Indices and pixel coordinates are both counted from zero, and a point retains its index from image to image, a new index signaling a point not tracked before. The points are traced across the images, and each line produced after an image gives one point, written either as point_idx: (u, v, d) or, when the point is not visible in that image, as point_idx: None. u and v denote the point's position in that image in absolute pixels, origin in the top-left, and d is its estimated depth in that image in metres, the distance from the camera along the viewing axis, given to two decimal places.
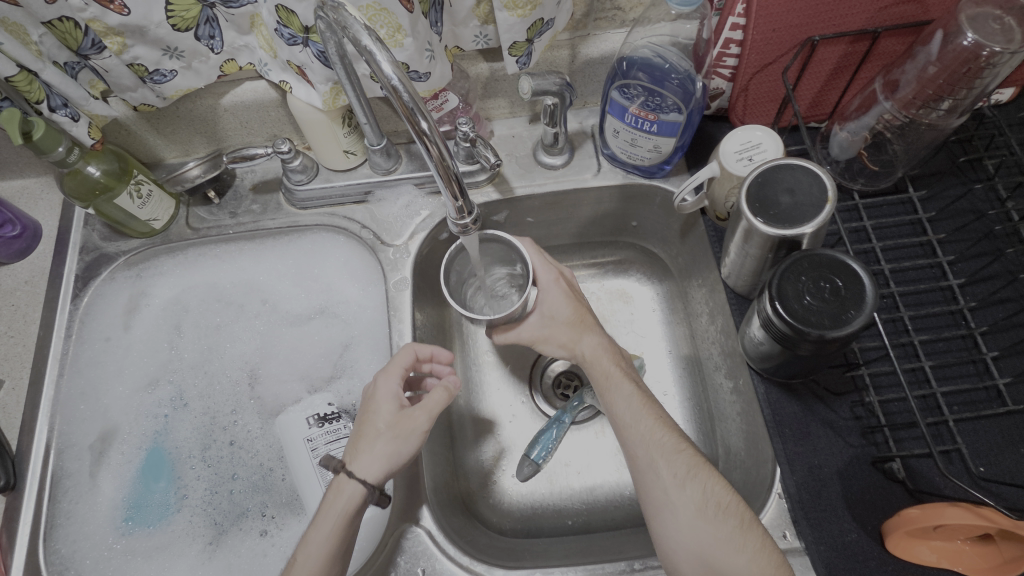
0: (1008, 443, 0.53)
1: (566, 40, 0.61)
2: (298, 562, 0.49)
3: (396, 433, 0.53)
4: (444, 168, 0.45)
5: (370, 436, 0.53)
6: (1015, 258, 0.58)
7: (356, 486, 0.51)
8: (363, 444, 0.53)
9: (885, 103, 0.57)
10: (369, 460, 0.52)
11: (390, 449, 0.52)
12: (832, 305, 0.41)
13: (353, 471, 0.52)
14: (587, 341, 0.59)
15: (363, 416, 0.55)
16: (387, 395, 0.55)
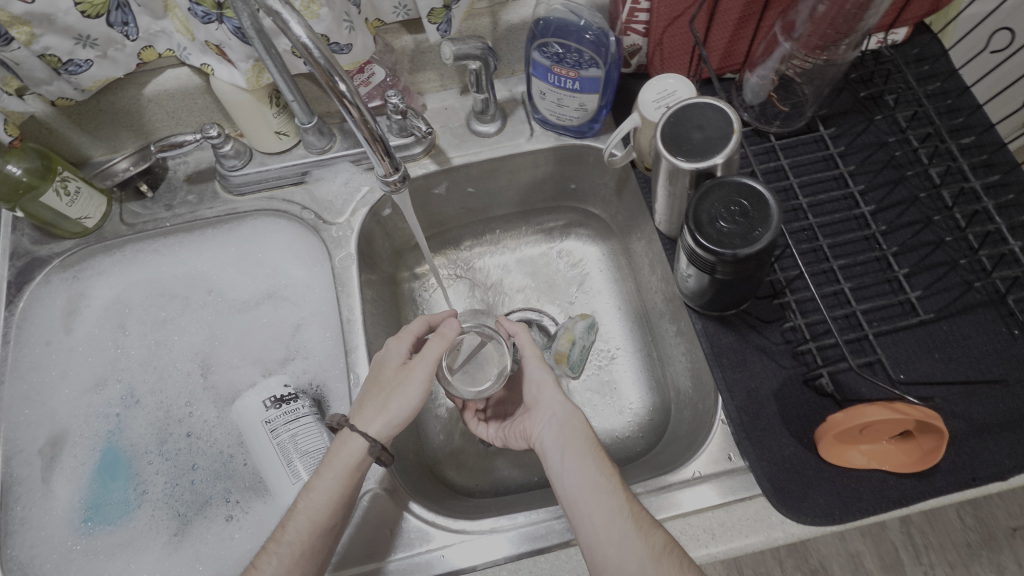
0: (923, 350, 0.57)
1: (485, 7, 0.63)
2: (301, 506, 0.51)
3: (401, 380, 0.55)
4: (369, 131, 0.47)
5: (375, 393, 0.55)
6: (918, 181, 0.63)
7: (357, 439, 0.52)
8: (370, 399, 0.55)
9: (787, 44, 0.61)
10: (371, 413, 0.54)
11: (393, 398, 0.54)
12: (743, 226, 0.45)
13: (356, 424, 0.53)
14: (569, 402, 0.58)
15: (371, 377, 0.57)
16: (394, 356, 0.58)
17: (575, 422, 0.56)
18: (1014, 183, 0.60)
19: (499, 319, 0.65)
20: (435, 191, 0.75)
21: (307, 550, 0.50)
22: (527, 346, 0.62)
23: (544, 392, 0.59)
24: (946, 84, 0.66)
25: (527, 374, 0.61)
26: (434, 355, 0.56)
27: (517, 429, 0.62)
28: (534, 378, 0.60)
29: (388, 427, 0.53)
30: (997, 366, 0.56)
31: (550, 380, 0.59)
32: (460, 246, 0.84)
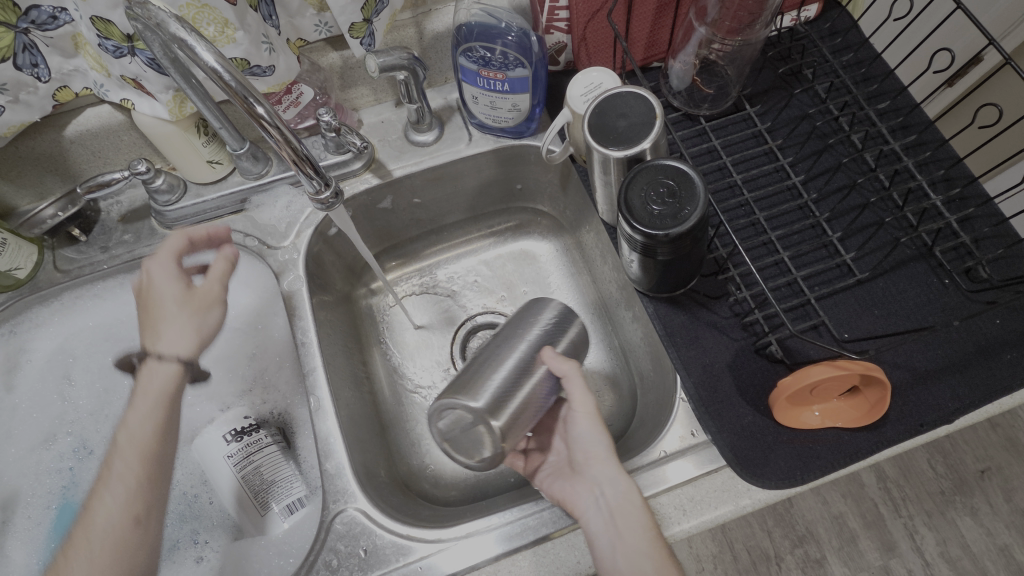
0: (863, 308, 0.59)
1: (409, 18, 0.63)
2: (123, 442, 0.50)
3: (193, 297, 0.55)
4: (293, 151, 0.47)
5: (162, 317, 0.54)
6: (842, 148, 0.66)
7: (161, 367, 0.52)
8: (152, 326, 0.54)
9: (702, 29, 0.63)
10: (168, 334, 0.54)
11: (179, 318, 0.54)
12: (672, 205, 0.47)
13: (156, 351, 0.53)
14: (623, 483, 0.52)
15: (147, 302, 0.55)
16: (165, 276, 0.55)
17: (627, 508, 0.51)
18: (929, 141, 0.64)
19: (542, 360, 0.54)
20: (381, 206, 0.75)
21: (142, 476, 0.49)
22: (579, 403, 0.54)
23: (593, 464, 0.54)
24: (858, 54, 0.69)
25: (579, 437, 0.55)
26: (219, 272, 0.56)
27: (556, 489, 0.56)
28: (586, 445, 0.54)
29: (191, 343, 0.54)
30: (933, 314, 0.58)
31: (603, 451, 0.53)
32: (415, 258, 0.84)
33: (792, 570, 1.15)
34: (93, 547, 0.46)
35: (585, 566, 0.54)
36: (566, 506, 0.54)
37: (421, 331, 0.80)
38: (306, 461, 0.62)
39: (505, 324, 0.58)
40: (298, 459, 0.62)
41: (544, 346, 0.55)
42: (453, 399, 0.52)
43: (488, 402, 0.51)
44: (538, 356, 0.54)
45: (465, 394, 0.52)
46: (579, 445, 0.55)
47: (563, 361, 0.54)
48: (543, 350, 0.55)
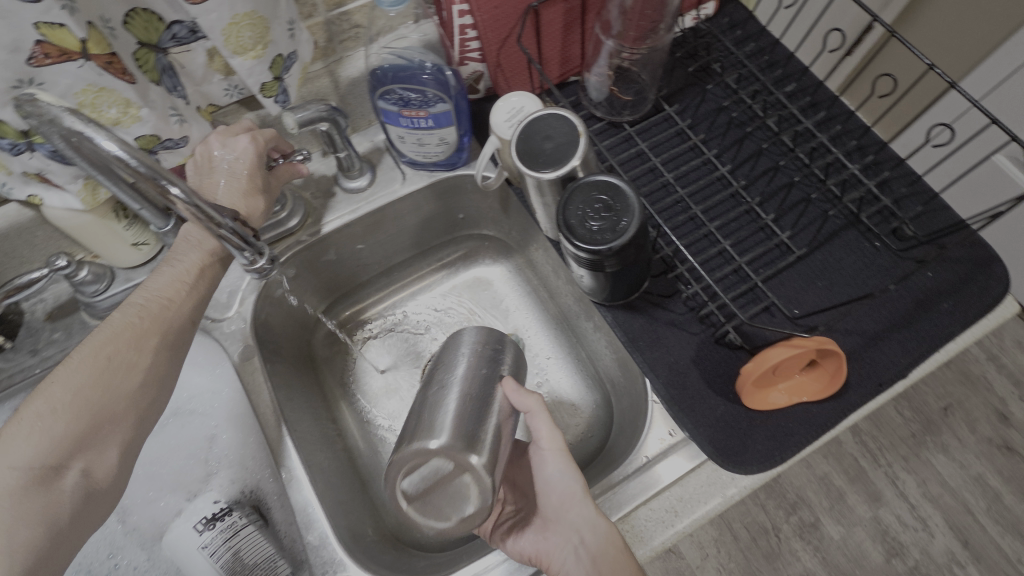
0: (806, 283, 0.62)
1: (322, 68, 0.63)
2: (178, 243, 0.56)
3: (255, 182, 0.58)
4: (212, 226, 0.47)
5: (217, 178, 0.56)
6: (761, 133, 0.69)
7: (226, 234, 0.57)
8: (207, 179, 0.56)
9: (610, 41, 0.65)
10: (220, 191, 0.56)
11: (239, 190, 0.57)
12: (609, 218, 0.47)
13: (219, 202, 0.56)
14: (600, 522, 0.50)
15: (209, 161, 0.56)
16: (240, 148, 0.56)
17: (608, 552, 0.49)
18: (838, 116, 0.67)
19: (504, 391, 0.53)
20: (325, 258, 0.73)
21: (196, 278, 0.55)
22: (547, 439, 0.53)
23: (570, 506, 0.52)
24: (760, 43, 0.73)
25: (552, 480, 0.53)
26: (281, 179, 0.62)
27: (530, 542, 0.53)
28: (559, 487, 0.53)
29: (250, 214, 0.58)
30: (871, 278, 0.61)
31: (579, 492, 0.52)
32: (369, 303, 0.83)
33: (790, 538, 1.18)
34: (143, 335, 0.50)
35: None
36: (542, 561, 0.52)
37: (387, 377, 0.78)
38: (287, 536, 0.59)
39: (449, 359, 0.56)
40: (279, 535, 0.59)
41: (505, 376, 0.54)
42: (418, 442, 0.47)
43: (455, 435, 0.47)
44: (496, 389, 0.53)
45: (427, 433, 0.48)
46: (552, 488, 0.53)
47: (526, 396, 0.53)
48: (505, 380, 0.54)
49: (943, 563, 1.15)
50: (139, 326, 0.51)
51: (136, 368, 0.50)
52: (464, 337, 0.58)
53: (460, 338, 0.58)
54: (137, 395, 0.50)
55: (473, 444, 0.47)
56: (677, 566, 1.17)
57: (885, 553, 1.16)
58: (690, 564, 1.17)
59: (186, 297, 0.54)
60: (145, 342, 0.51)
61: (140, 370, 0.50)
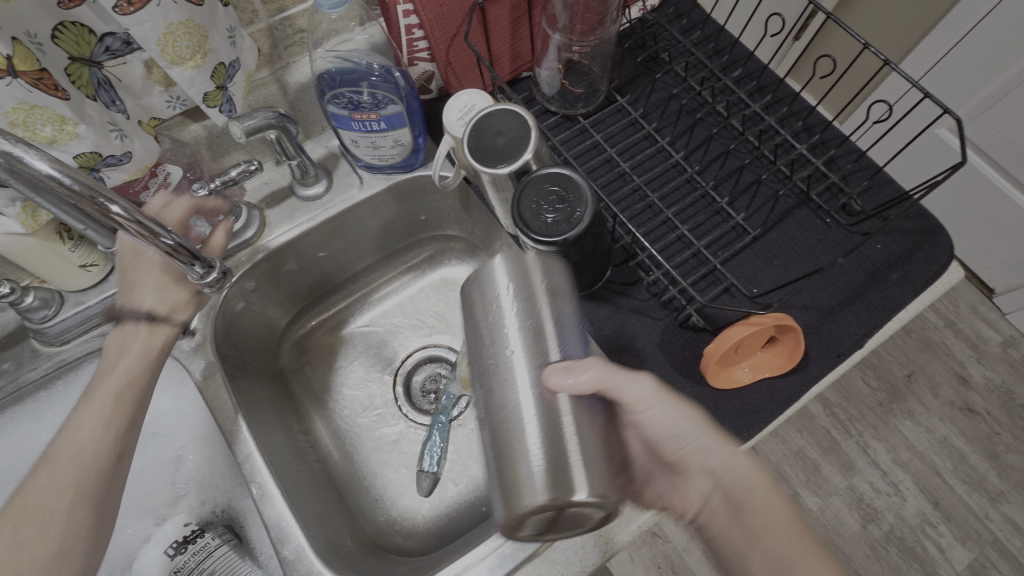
0: (763, 262, 0.63)
1: (268, 75, 0.62)
2: (105, 378, 0.52)
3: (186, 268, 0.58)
4: (159, 242, 0.47)
5: (143, 278, 0.56)
6: (712, 119, 0.70)
7: (164, 329, 0.56)
8: (129, 281, 0.56)
9: (557, 36, 0.65)
10: (150, 295, 0.56)
11: (162, 285, 0.56)
12: (564, 209, 0.48)
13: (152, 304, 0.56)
14: (725, 453, 0.46)
15: (129, 258, 0.55)
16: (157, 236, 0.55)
17: (745, 489, 0.45)
18: (783, 98, 0.69)
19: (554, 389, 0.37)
20: (285, 268, 0.72)
21: (121, 415, 0.50)
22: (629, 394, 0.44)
23: (691, 453, 0.47)
24: (706, 31, 0.74)
25: (656, 424, 0.47)
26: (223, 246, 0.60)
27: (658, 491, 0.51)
28: (670, 429, 0.47)
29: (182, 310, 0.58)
30: (823, 254, 0.63)
31: (693, 432, 0.47)
32: (337, 310, 0.82)
33: None
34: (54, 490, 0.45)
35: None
36: (675, 507, 0.49)
37: (359, 384, 0.77)
38: (264, 553, 0.57)
39: (495, 373, 0.39)
40: (255, 553, 0.58)
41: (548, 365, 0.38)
42: (522, 506, 0.36)
43: (552, 487, 0.35)
44: (557, 411, 0.37)
45: (519, 489, 0.36)
46: (661, 432, 0.47)
47: (582, 376, 0.38)
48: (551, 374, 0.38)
49: (915, 525, 1.19)
50: (51, 482, 0.45)
51: (47, 534, 0.43)
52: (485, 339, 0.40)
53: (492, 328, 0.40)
54: (52, 563, 0.43)
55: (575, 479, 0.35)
56: (663, 550, 1.19)
57: (861, 520, 1.20)
58: (677, 547, 1.19)
59: (107, 434, 0.48)
60: (56, 502, 0.45)
61: (50, 537, 0.43)
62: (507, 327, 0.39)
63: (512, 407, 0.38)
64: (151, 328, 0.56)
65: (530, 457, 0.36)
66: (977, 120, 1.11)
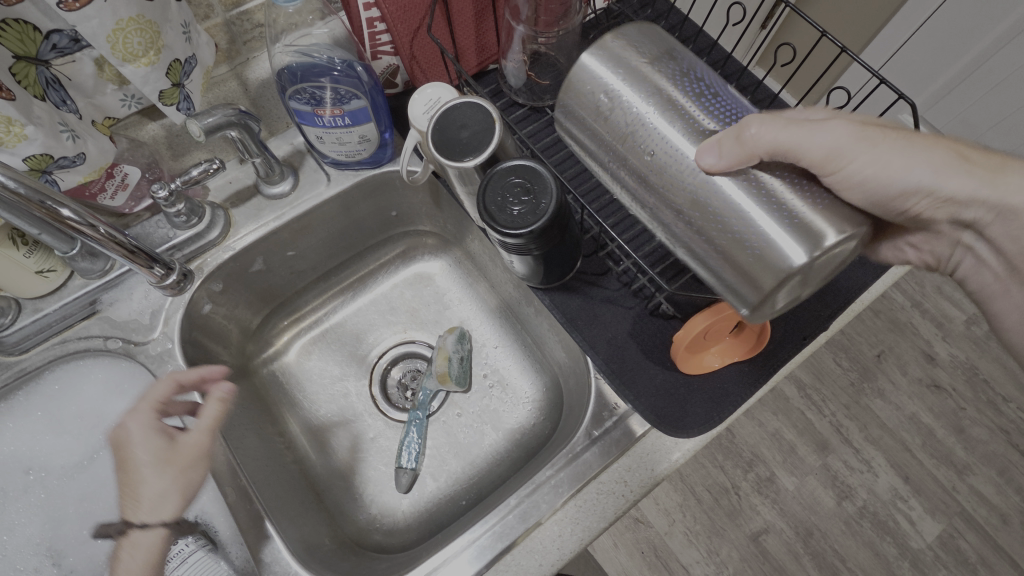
0: None
1: (228, 71, 0.61)
2: None
3: (177, 454, 0.52)
4: (113, 241, 0.49)
5: (137, 477, 0.52)
6: None
7: (143, 536, 0.51)
8: (128, 488, 0.52)
9: (521, 27, 0.65)
10: (145, 499, 0.52)
11: (148, 480, 0.52)
12: (529, 201, 0.48)
13: (139, 521, 0.52)
14: (1016, 180, 0.42)
15: (122, 460, 0.53)
16: (139, 429, 0.53)
17: None
18: (748, 87, 0.70)
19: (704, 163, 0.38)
20: (253, 269, 0.71)
21: None
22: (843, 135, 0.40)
23: (948, 188, 0.43)
24: (670, 21, 0.75)
25: (905, 176, 0.41)
26: (208, 432, 0.53)
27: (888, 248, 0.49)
28: (917, 179, 0.42)
29: (172, 504, 0.52)
30: None
31: (947, 163, 0.42)
32: (308, 310, 0.81)
33: (749, 494, 1.23)
34: None
35: (547, 566, 0.55)
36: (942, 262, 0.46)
37: (335, 382, 0.77)
38: None
39: (661, 177, 0.41)
40: None
41: (710, 146, 0.38)
42: (772, 275, 0.37)
43: (801, 237, 0.36)
44: (754, 179, 0.38)
45: (767, 251, 0.37)
46: (881, 181, 0.41)
47: (742, 146, 0.37)
48: (729, 151, 0.38)
49: (888, 500, 1.23)
50: None
51: None
52: (631, 158, 0.42)
53: (644, 142, 0.41)
54: None
55: (818, 225, 0.36)
56: (646, 536, 1.21)
57: (836, 497, 1.23)
58: (659, 532, 1.21)
59: None
60: None
61: None
62: (651, 122, 0.40)
63: (711, 192, 0.39)
64: (142, 536, 0.51)
65: (758, 224, 0.37)
66: (937, 105, 1.16)
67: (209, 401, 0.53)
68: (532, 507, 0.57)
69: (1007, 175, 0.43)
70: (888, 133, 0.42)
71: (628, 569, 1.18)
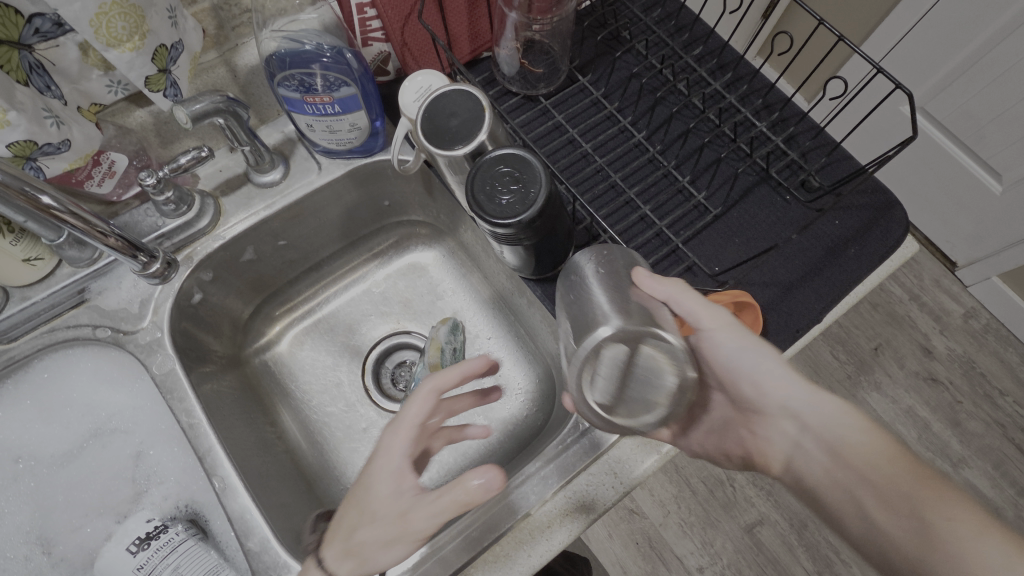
0: (725, 240, 0.64)
1: (216, 58, 0.61)
2: None
3: (403, 519, 0.41)
4: (94, 229, 0.49)
5: (361, 511, 0.43)
6: (675, 98, 0.70)
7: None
8: (347, 519, 0.44)
9: (513, 14, 0.64)
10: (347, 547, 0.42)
11: (364, 531, 0.42)
12: (519, 190, 0.48)
13: (324, 560, 0.44)
14: (831, 402, 0.46)
15: (365, 474, 0.44)
16: (391, 454, 0.43)
17: (839, 433, 0.45)
18: (744, 76, 0.70)
19: (638, 277, 0.48)
20: (243, 258, 0.71)
21: None
22: (709, 317, 0.49)
23: (773, 392, 0.49)
24: (666, 9, 0.74)
25: (734, 363, 0.50)
26: (443, 517, 0.40)
27: (738, 440, 0.55)
28: (747, 372, 0.50)
29: (359, 570, 0.43)
30: (785, 231, 0.63)
31: (781, 378, 0.49)
32: (300, 300, 0.80)
33: (744, 486, 1.23)
34: None
35: (535, 558, 0.55)
36: (758, 456, 0.53)
37: (327, 372, 0.77)
38: (230, 546, 0.57)
39: (575, 286, 0.48)
40: (220, 546, 0.57)
41: (633, 271, 0.49)
42: (587, 340, 0.43)
43: (629, 324, 0.42)
44: (646, 299, 0.47)
45: (596, 321, 0.43)
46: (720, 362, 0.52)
47: (661, 287, 0.48)
48: (636, 279, 0.48)
49: None
50: None
51: None
52: (570, 270, 0.50)
53: (577, 276, 0.48)
54: None
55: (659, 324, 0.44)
56: (641, 527, 1.21)
57: None
58: (654, 523, 1.21)
59: None
60: None
61: None
62: (591, 257, 0.50)
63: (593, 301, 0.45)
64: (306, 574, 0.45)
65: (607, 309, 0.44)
66: (939, 96, 1.14)
67: (460, 481, 0.40)
68: (521, 498, 0.57)
69: (831, 395, 0.47)
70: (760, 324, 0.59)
71: (622, 560, 1.19)
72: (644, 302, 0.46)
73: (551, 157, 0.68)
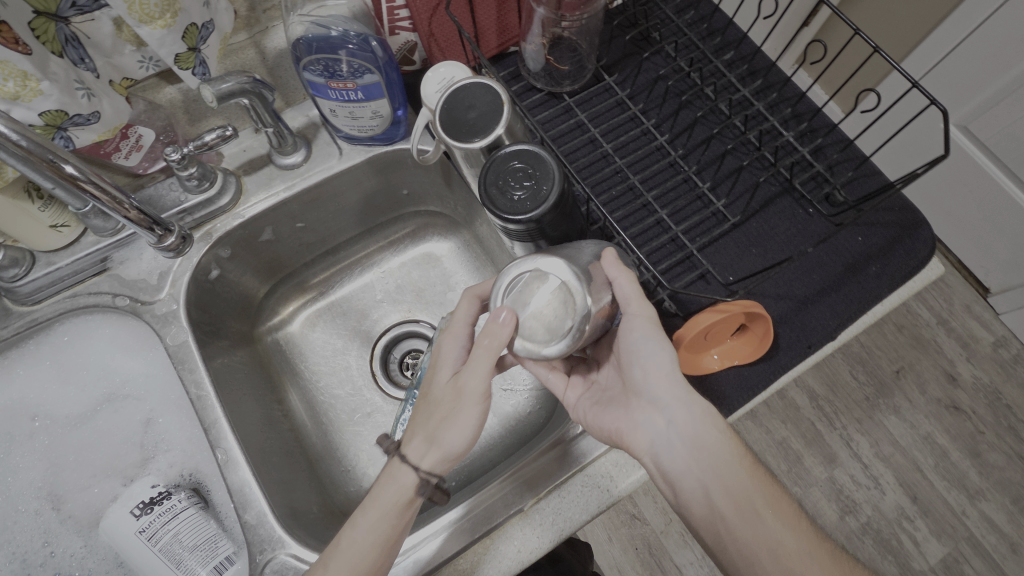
0: (742, 250, 0.63)
1: (246, 39, 0.62)
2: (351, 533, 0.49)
3: (459, 390, 0.48)
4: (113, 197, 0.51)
5: (427, 404, 0.51)
6: (701, 102, 0.68)
7: (405, 474, 0.49)
8: (417, 427, 0.50)
9: (540, 10, 0.64)
10: (423, 436, 0.49)
11: (440, 426, 0.49)
12: (532, 185, 0.48)
13: (407, 454, 0.50)
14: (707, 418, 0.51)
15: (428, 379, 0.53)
16: (449, 357, 0.52)
17: (705, 440, 0.50)
18: (774, 84, 0.68)
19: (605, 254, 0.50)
20: (262, 238, 0.72)
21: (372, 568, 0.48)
22: (636, 307, 0.50)
23: (656, 386, 0.52)
24: (700, 11, 0.72)
25: (635, 349, 0.52)
26: (487, 370, 0.48)
27: (608, 419, 0.55)
28: (644, 359, 0.52)
29: (442, 460, 0.49)
30: (804, 244, 0.62)
31: (670, 376, 0.51)
32: (315, 283, 0.82)
33: None
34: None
35: (526, 554, 0.55)
36: (621, 440, 0.54)
37: (336, 356, 0.78)
38: (228, 517, 0.59)
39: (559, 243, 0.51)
40: (220, 517, 0.59)
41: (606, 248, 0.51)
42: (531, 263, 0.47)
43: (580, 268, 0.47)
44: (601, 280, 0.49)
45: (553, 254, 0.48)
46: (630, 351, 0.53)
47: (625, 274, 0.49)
48: (602, 254, 0.50)
49: (893, 518, 1.21)
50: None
51: None
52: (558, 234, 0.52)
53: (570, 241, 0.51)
54: None
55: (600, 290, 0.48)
56: (642, 533, 1.20)
57: (839, 511, 1.21)
58: (655, 530, 1.20)
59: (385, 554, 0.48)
60: None
61: None
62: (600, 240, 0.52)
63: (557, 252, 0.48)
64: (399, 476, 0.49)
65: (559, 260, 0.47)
66: (982, 116, 1.10)
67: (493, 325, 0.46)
68: (515, 494, 0.57)
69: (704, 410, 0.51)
70: (748, 334, 0.59)
71: (621, 564, 1.18)
72: (596, 275, 0.48)
73: (570, 156, 0.67)
